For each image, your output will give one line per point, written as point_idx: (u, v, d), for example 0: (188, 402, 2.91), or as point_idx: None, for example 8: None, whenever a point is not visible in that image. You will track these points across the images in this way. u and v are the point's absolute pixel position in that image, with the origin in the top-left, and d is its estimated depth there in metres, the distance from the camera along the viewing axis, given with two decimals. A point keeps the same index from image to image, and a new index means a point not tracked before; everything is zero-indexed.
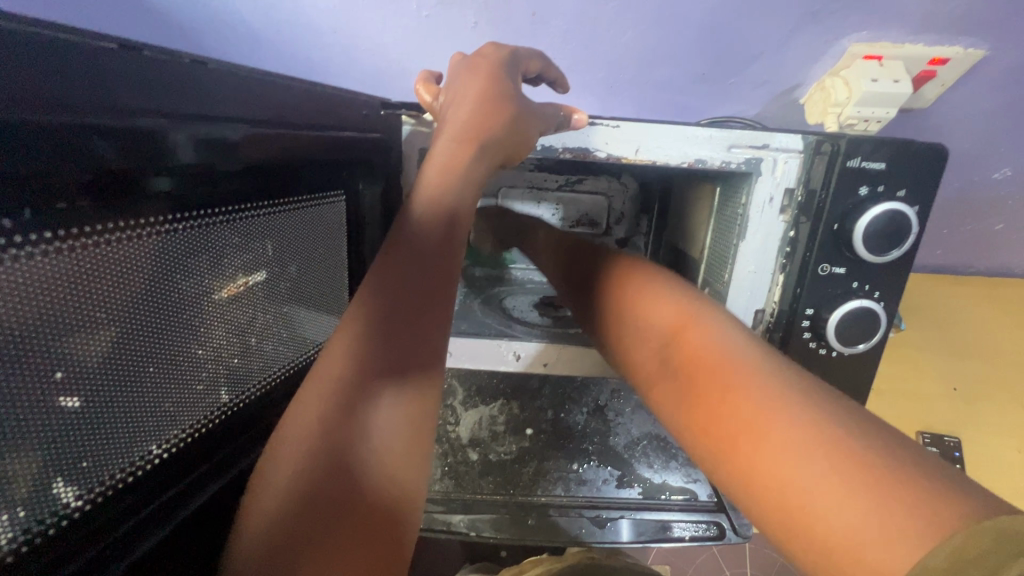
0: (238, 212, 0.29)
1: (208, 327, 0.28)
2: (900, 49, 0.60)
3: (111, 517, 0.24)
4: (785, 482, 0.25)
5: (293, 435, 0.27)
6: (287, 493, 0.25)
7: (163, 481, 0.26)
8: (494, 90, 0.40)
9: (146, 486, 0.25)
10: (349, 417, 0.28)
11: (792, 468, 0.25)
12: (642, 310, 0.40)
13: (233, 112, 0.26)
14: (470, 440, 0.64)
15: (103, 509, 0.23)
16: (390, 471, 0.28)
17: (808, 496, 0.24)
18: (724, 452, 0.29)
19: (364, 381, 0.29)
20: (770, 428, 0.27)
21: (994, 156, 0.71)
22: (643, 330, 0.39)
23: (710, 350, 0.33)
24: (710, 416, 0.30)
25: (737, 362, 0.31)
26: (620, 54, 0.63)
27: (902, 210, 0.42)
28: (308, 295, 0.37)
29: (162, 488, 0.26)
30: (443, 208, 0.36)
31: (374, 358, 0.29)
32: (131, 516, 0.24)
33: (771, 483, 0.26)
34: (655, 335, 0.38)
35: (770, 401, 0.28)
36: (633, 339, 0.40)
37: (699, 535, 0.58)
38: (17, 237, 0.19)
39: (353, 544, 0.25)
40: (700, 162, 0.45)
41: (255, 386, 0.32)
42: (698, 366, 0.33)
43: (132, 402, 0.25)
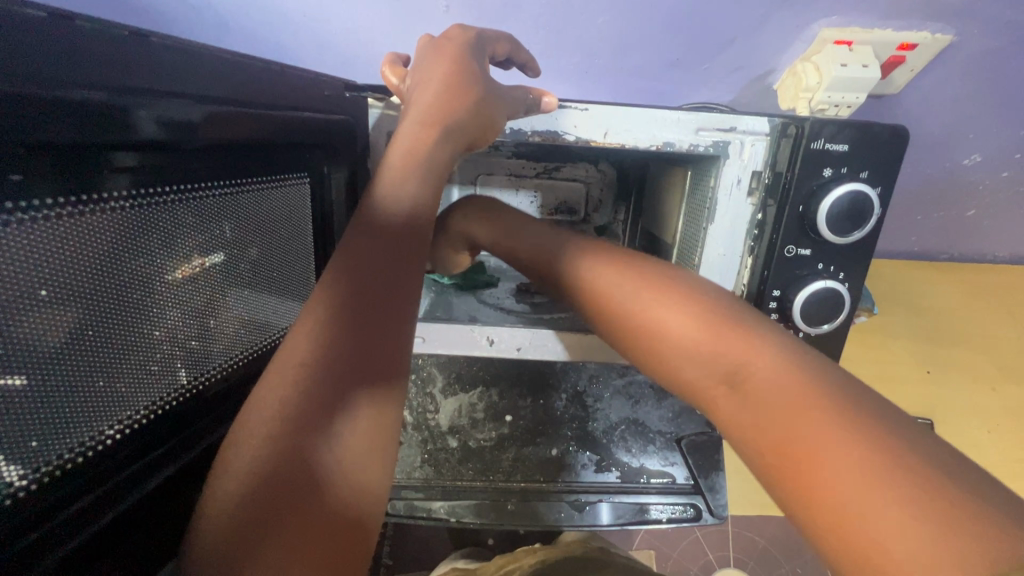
0: (195, 191, 0.29)
1: (163, 308, 0.28)
2: (870, 35, 0.60)
3: (58, 496, 0.23)
4: (847, 506, 0.25)
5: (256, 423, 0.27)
6: (245, 482, 0.25)
7: (115, 462, 0.26)
8: (461, 72, 0.40)
9: (97, 466, 0.25)
10: (311, 408, 0.27)
11: (867, 497, 0.24)
12: (667, 322, 0.36)
13: (184, 89, 0.26)
14: (449, 428, 0.63)
15: (49, 488, 0.23)
16: (352, 466, 0.28)
17: (885, 527, 0.23)
18: (790, 478, 0.28)
19: (325, 367, 0.28)
20: (845, 456, 0.26)
21: (963, 142, 0.72)
22: (671, 344, 0.36)
23: (774, 373, 0.31)
24: (782, 442, 0.29)
25: (808, 388, 0.29)
26: (594, 39, 0.63)
27: (865, 191, 0.42)
28: (270, 279, 0.36)
29: (116, 468, 0.26)
30: (407, 194, 0.35)
31: (335, 346, 0.29)
32: (80, 495, 0.24)
33: (844, 509, 0.25)
34: (695, 349, 0.35)
35: (848, 428, 0.27)
36: (655, 354, 0.37)
37: (676, 517, 0.59)
38: None
39: (312, 539, 0.25)
40: (668, 145, 0.45)
41: (214, 369, 0.32)
42: (761, 388, 0.31)
43: (80, 382, 0.24)
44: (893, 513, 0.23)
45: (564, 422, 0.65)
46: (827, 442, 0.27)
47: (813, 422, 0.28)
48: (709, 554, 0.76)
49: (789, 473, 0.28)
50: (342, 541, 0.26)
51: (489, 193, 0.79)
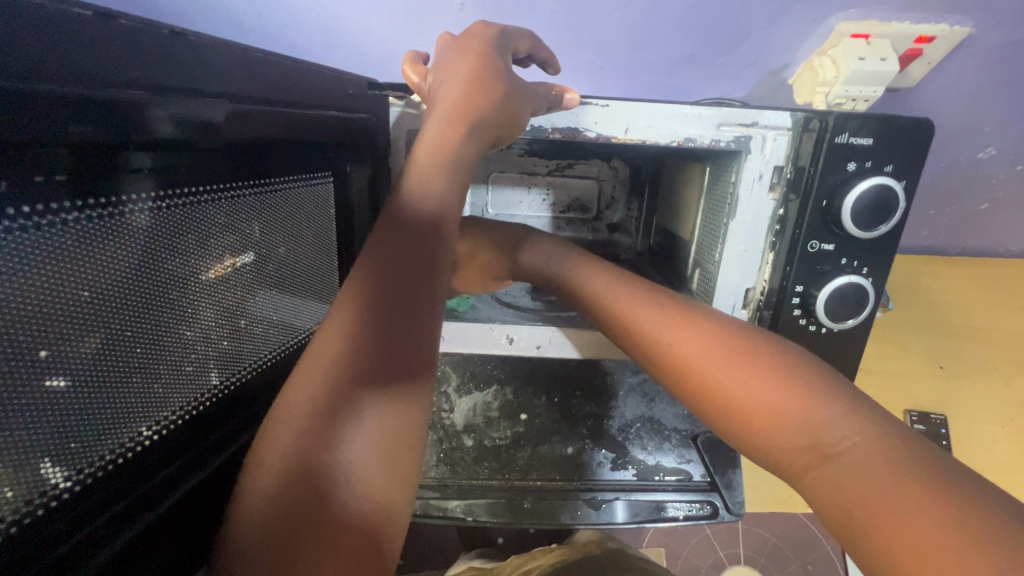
0: (223, 191, 0.29)
1: (195, 308, 0.28)
2: (888, 27, 0.60)
3: (100, 497, 0.23)
4: (913, 536, 0.26)
5: (290, 421, 0.27)
6: (279, 479, 0.25)
7: (153, 464, 0.26)
8: (485, 69, 0.39)
9: (135, 468, 0.25)
10: (342, 406, 0.27)
11: (931, 535, 0.25)
12: (711, 361, 0.37)
13: (214, 87, 0.26)
14: (465, 427, 0.64)
15: (91, 490, 0.23)
16: (385, 469, 0.27)
17: (950, 565, 0.24)
18: (853, 513, 0.28)
19: (358, 366, 0.28)
20: (903, 499, 0.27)
21: (980, 135, 0.71)
22: (719, 381, 0.36)
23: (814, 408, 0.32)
24: (836, 482, 0.30)
25: (858, 431, 0.30)
26: (607, 35, 0.63)
27: (890, 185, 0.42)
28: (297, 278, 0.36)
29: (153, 470, 0.26)
30: (434, 192, 0.35)
31: (367, 345, 0.29)
32: (120, 498, 0.24)
33: (905, 542, 0.26)
34: (751, 388, 0.34)
35: (905, 472, 0.28)
36: (697, 389, 0.37)
37: (692, 515, 0.59)
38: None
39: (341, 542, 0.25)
40: (689, 141, 0.45)
41: (245, 369, 0.32)
42: (805, 419, 0.32)
43: (120, 383, 0.24)
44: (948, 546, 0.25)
45: (580, 420, 0.65)
46: (881, 482, 0.28)
47: (870, 461, 0.29)
48: (720, 551, 0.76)
49: (849, 511, 0.29)
50: (370, 539, 0.26)
51: (500, 191, 0.78)
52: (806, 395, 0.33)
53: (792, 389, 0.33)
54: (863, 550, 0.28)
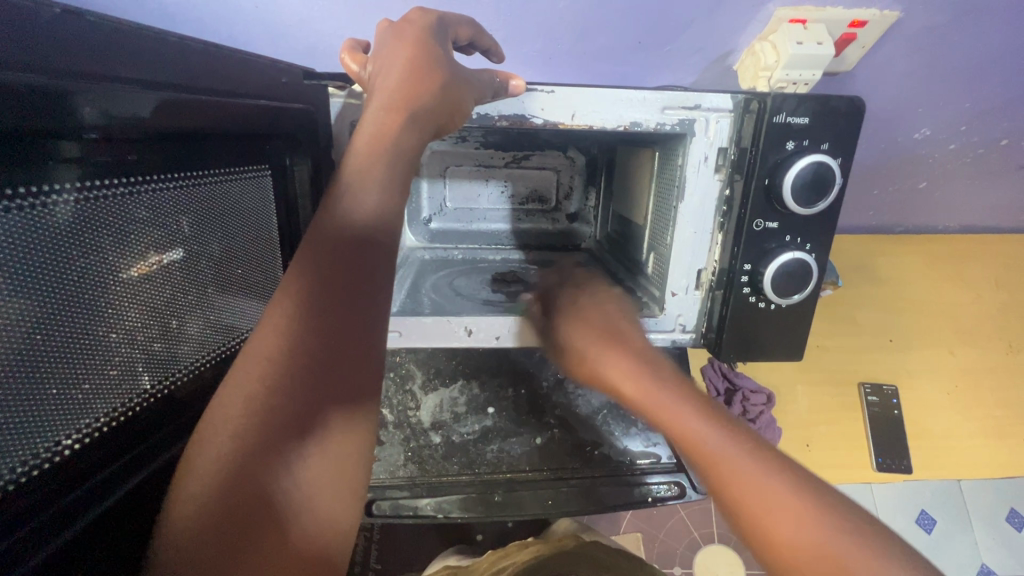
0: (145, 182, 0.27)
1: (118, 307, 0.26)
2: (822, 12, 0.62)
3: (16, 509, 0.22)
4: None
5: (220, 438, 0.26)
6: (205, 499, 0.24)
7: (77, 472, 0.25)
8: (424, 55, 0.38)
9: (57, 478, 0.24)
10: (276, 430, 0.26)
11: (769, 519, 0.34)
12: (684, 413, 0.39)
13: (133, 74, 0.25)
14: (432, 424, 0.63)
15: (7, 504, 0.22)
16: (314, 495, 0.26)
17: None
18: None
19: (291, 386, 0.27)
20: None
21: (915, 117, 0.75)
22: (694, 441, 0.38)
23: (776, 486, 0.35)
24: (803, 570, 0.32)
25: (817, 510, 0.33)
26: (555, 26, 0.63)
27: (826, 162, 0.43)
28: (235, 276, 0.35)
29: (73, 479, 0.25)
30: (374, 182, 0.33)
31: (300, 364, 0.27)
32: (41, 509, 0.23)
33: None
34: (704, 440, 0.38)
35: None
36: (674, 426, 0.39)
37: (663, 495, 0.60)
38: None
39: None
40: (636, 125, 0.45)
41: (179, 371, 0.31)
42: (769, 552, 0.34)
43: (31, 388, 0.23)
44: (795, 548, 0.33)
45: (548, 409, 0.64)
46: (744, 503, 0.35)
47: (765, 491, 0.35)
48: (693, 532, 0.78)
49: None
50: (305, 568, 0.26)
51: (458, 185, 0.79)
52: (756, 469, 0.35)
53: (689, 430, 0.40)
54: None
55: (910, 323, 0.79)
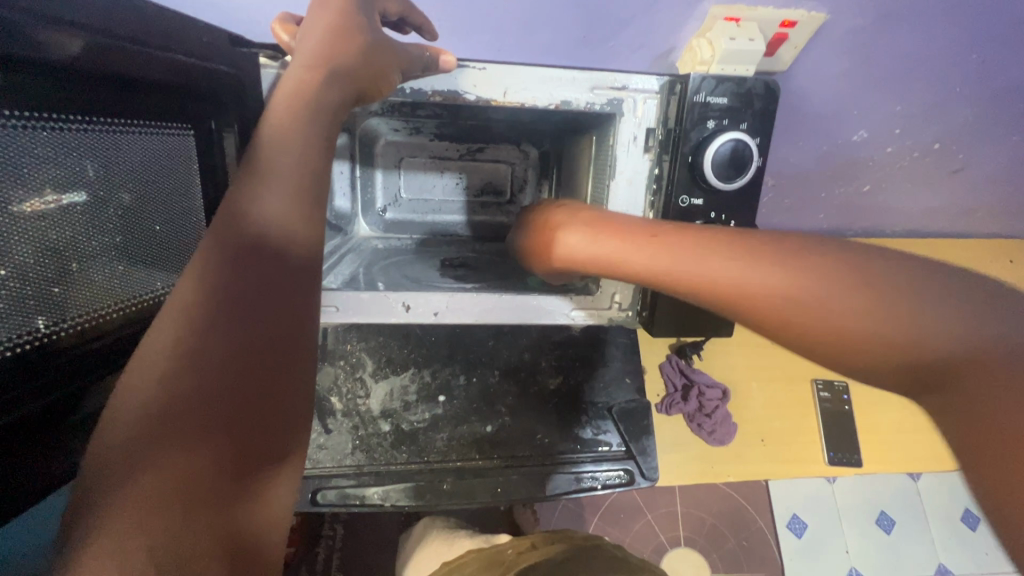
0: (52, 120, 0.27)
1: (14, 241, 0.26)
2: (754, 12, 0.65)
3: None
4: None
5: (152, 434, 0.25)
6: (121, 447, 0.25)
7: None
8: (350, 22, 0.38)
9: None
10: (217, 428, 0.26)
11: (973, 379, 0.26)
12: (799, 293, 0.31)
13: (64, 16, 0.25)
14: (381, 412, 0.62)
15: None
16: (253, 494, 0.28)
17: None
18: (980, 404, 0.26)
19: (231, 386, 0.28)
20: None
21: (849, 117, 0.79)
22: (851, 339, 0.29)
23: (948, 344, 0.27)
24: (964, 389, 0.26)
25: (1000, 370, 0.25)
26: (502, 18, 0.65)
27: (744, 140, 0.46)
28: (149, 230, 0.35)
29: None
30: (292, 142, 0.34)
31: (239, 365, 0.28)
32: None
33: None
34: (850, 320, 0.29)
35: None
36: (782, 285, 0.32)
37: (609, 483, 0.63)
38: None
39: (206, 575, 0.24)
40: (566, 103, 0.47)
41: (74, 316, 0.31)
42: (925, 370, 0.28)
43: None
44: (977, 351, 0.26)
45: (500, 398, 0.64)
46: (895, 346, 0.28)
47: (876, 276, 0.30)
48: (659, 536, 0.80)
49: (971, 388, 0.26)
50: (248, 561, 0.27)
51: (413, 176, 0.80)
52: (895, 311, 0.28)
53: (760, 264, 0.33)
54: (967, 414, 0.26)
55: None
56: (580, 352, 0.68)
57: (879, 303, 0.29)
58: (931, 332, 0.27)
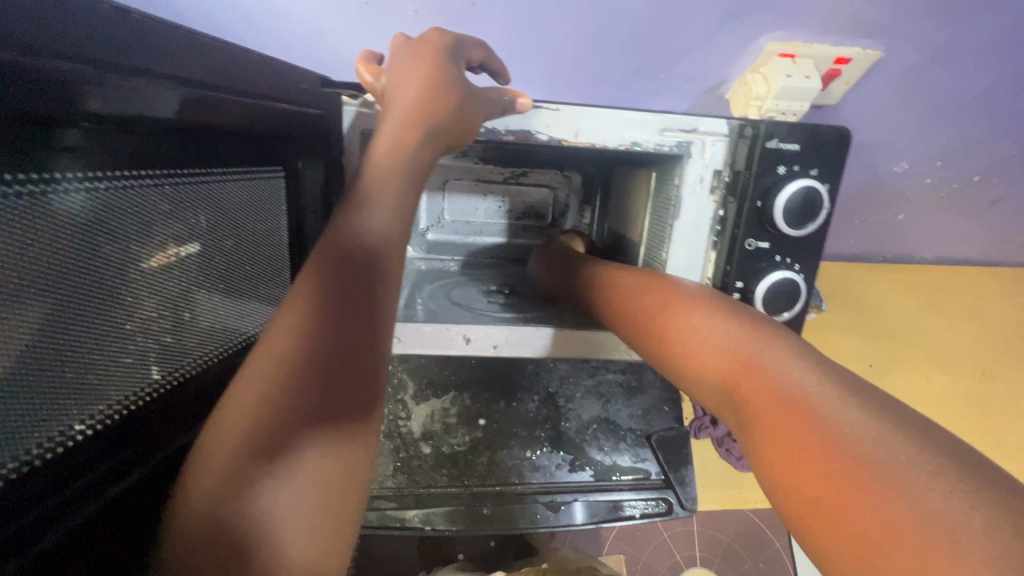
0: (170, 178, 0.30)
1: (136, 295, 0.29)
2: (810, 48, 0.66)
3: (37, 490, 0.24)
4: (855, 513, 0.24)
5: (232, 426, 0.27)
6: (211, 497, 0.26)
7: (93, 454, 0.27)
8: (440, 71, 0.40)
9: (75, 459, 0.26)
10: (285, 420, 0.27)
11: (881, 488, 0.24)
12: (689, 345, 0.40)
13: (163, 69, 0.27)
14: (422, 434, 0.60)
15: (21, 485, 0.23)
16: (323, 490, 0.27)
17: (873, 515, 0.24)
18: (772, 435, 0.30)
19: (304, 379, 0.28)
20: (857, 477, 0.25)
21: (892, 151, 0.78)
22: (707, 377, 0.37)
23: (773, 387, 0.32)
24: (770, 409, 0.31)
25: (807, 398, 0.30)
26: (559, 48, 0.66)
27: (815, 186, 0.46)
28: (242, 270, 0.38)
29: (101, 455, 0.27)
30: (390, 194, 0.35)
31: (311, 358, 0.29)
32: (61, 490, 0.25)
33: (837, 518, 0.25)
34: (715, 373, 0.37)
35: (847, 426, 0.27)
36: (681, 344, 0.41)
37: (649, 512, 0.59)
38: None
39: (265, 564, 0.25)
40: (636, 144, 0.47)
41: (186, 364, 0.33)
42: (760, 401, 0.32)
43: (49, 371, 0.25)
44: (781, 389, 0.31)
45: (540, 423, 0.62)
46: (847, 450, 0.26)
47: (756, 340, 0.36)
48: (676, 554, 0.78)
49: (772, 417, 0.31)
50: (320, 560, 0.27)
51: (456, 198, 0.80)
52: (754, 358, 0.35)
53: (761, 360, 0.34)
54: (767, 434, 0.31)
55: (890, 349, 0.80)
56: (621, 378, 0.66)
57: (748, 361, 0.35)
58: (882, 437, 0.26)
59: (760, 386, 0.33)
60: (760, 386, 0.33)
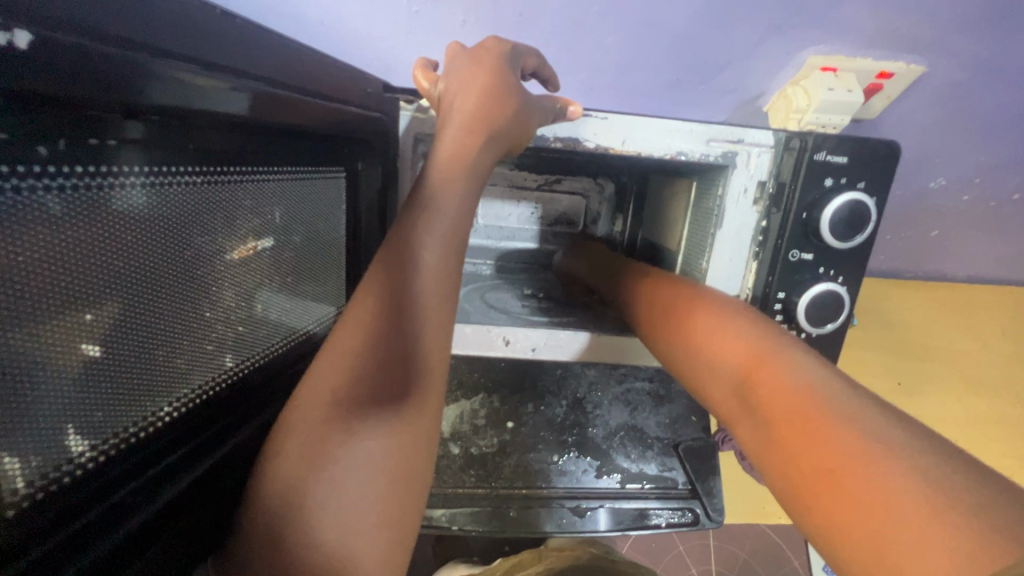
0: (247, 173, 0.32)
1: (217, 285, 0.31)
2: (853, 63, 0.66)
3: (126, 467, 0.26)
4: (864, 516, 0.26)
5: (313, 403, 0.30)
6: (286, 481, 0.27)
7: (178, 435, 0.29)
8: (498, 78, 0.41)
9: (162, 439, 0.28)
10: (361, 399, 0.30)
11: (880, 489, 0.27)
12: (709, 338, 0.41)
13: (238, 66, 0.28)
14: (451, 434, 0.61)
15: (111, 460, 0.25)
16: (393, 468, 0.29)
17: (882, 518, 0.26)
18: (785, 435, 0.32)
19: (379, 362, 0.31)
20: (869, 484, 0.27)
21: (931, 166, 0.77)
22: (721, 369, 0.40)
23: (789, 388, 0.34)
24: (786, 410, 0.33)
25: (822, 401, 0.32)
26: (601, 58, 0.66)
27: (862, 200, 0.46)
28: (308, 266, 0.40)
29: (184, 437, 0.29)
30: (453, 200, 0.38)
31: (384, 341, 0.32)
32: (150, 467, 0.27)
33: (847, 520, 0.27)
34: (730, 369, 0.39)
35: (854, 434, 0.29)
36: (698, 336, 0.42)
37: (675, 522, 0.59)
38: (27, 168, 0.20)
39: (341, 539, 0.27)
40: (682, 154, 0.48)
41: (258, 354, 0.35)
42: (773, 399, 0.34)
43: (146, 353, 0.27)
44: (797, 392, 0.33)
45: (568, 427, 0.63)
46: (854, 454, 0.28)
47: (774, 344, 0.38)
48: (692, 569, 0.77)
49: (783, 417, 0.33)
50: (387, 541, 0.28)
51: (490, 204, 0.80)
52: (773, 359, 0.37)
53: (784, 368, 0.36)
54: (781, 432, 0.33)
55: (921, 367, 0.78)
56: (649, 387, 0.65)
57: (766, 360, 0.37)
58: (881, 447, 0.28)
59: (780, 387, 0.35)
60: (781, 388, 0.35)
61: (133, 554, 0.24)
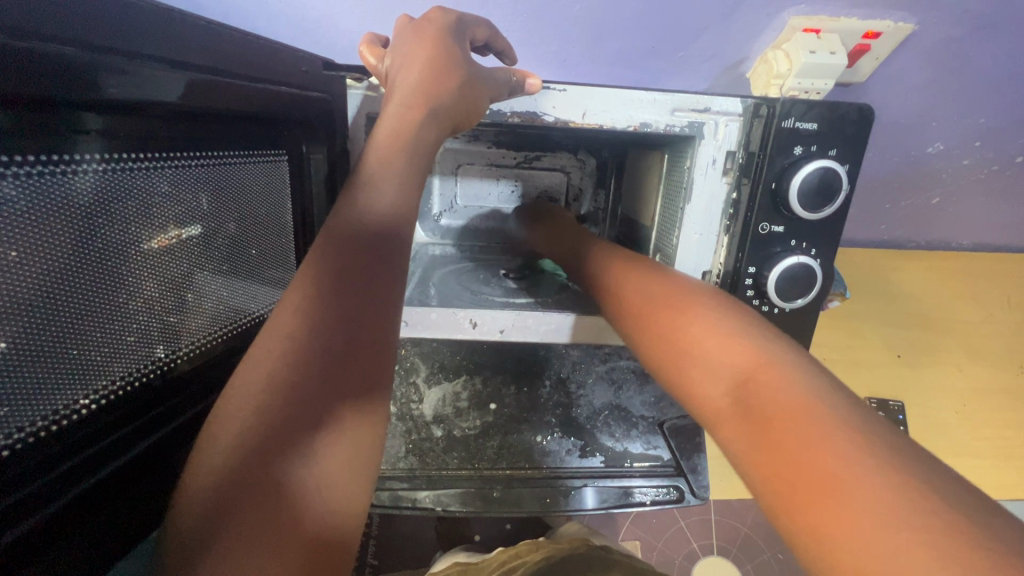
0: (171, 159, 0.31)
1: (138, 275, 0.31)
2: (837, 23, 0.63)
3: (39, 457, 0.26)
4: (829, 470, 0.26)
5: (248, 394, 0.29)
6: (218, 476, 0.26)
7: (94, 429, 0.29)
8: (443, 56, 0.42)
9: (77, 431, 0.28)
10: (298, 394, 0.29)
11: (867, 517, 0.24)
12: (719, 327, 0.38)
13: (167, 54, 0.28)
14: (434, 417, 0.59)
15: (20, 451, 0.25)
16: (330, 473, 0.28)
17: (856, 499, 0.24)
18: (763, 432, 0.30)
19: (319, 352, 0.30)
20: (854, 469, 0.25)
21: (927, 129, 0.74)
22: (720, 354, 0.36)
23: (784, 395, 0.31)
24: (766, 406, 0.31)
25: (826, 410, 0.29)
26: (571, 27, 0.64)
27: (833, 167, 0.44)
28: (245, 254, 0.40)
29: (100, 431, 0.29)
30: (393, 178, 0.37)
31: (324, 332, 0.31)
32: (65, 459, 0.27)
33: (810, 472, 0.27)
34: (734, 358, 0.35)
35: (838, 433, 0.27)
36: (709, 320, 0.39)
37: (660, 499, 0.59)
38: None
39: (270, 547, 0.25)
40: (645, 126, 0.46)
41: (185, 345, 0.35)
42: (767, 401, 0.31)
43: (52, 345, 0.27)
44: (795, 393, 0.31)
45: (548, 407, 0.61)
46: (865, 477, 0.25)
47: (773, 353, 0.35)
48: (692, 543, 0.76)
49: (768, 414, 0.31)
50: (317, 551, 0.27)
51: (468, 183, 0.79)
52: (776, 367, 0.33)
53: (795, 389, 0.31)
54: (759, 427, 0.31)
55: (920, 339, 0.75)
56: (634, 365, 0.62)
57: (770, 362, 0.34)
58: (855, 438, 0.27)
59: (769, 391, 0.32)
60: (773, 395, 0.31)
61: (43, 544, 0.26)
